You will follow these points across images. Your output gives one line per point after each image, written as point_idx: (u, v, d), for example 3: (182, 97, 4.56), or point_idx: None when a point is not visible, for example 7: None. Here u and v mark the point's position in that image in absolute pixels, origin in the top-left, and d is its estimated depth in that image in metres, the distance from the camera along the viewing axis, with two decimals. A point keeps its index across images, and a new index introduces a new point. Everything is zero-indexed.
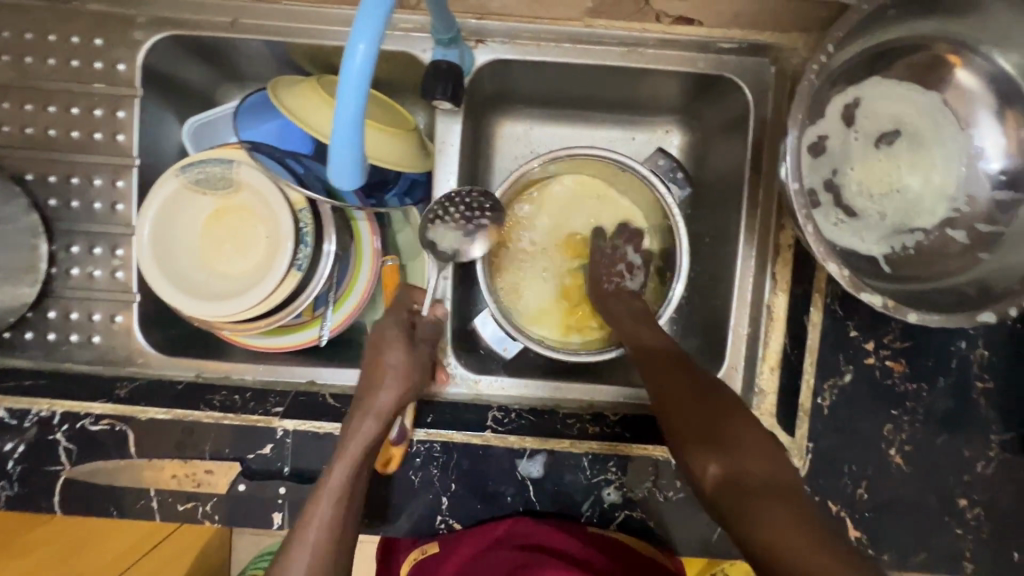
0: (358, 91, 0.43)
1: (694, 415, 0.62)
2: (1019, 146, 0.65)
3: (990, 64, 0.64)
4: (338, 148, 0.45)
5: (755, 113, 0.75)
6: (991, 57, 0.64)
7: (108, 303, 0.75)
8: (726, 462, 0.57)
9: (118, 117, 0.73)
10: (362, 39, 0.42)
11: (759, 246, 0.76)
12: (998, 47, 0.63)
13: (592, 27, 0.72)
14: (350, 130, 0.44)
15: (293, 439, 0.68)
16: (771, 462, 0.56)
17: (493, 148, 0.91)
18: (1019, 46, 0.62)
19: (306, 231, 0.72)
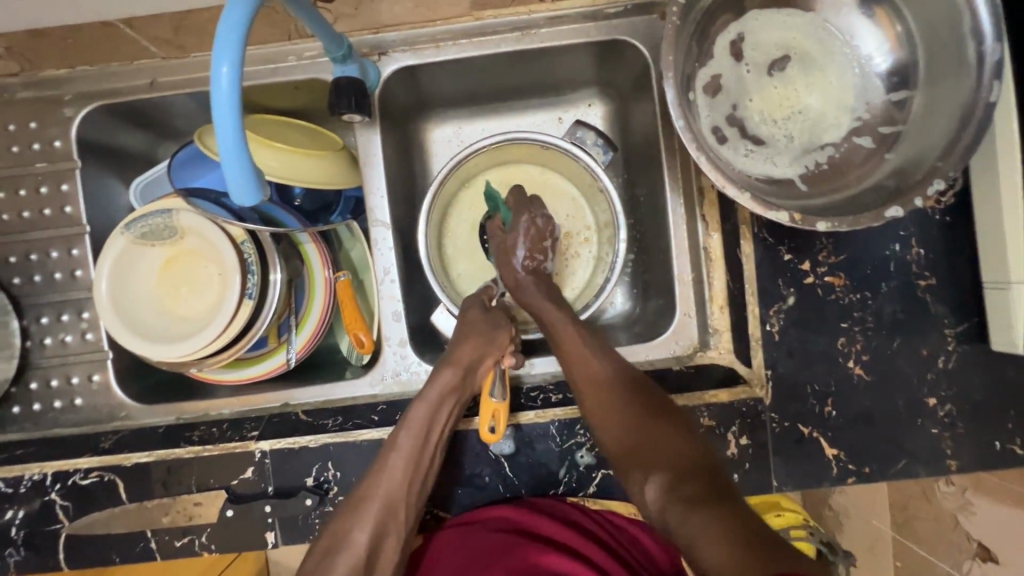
0: (230, 106, 0.47)
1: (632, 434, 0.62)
2: (900, 41, 0.66)
3: None
4: (228, 160, 0.48)
5: (655, 67, 0.78)
6: None
7: (83, 365, 0.79)
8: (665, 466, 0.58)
9: (62, 190, 0.78)
10: (226, 58, 0.46)
11: (685, 194, 0.79)
12: None
13: (482, 19, 0.77)
14: (233, 142, 0.48)
15: (272, 458, 0.71)
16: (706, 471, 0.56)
17: (426, 155, 0.93)
18: None
19: (251, 261, 0.75)
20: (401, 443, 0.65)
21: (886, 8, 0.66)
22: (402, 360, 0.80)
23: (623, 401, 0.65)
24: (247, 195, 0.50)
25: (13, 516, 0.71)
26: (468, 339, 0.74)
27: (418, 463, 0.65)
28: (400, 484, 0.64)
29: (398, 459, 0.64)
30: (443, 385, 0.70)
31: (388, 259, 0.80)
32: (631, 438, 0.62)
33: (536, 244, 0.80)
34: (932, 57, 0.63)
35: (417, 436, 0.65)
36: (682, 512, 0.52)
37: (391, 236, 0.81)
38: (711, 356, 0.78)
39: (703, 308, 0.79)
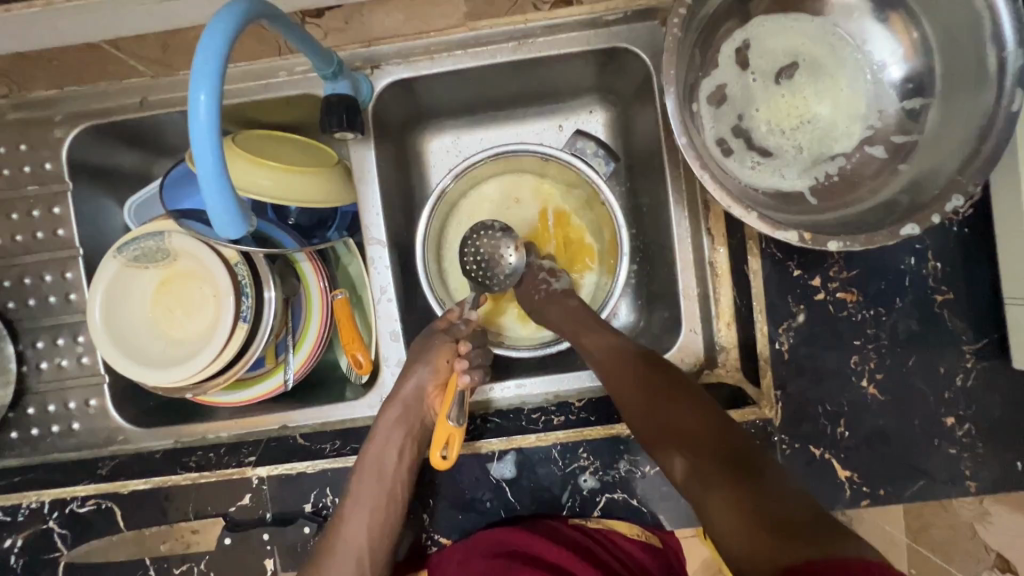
0: (208, 137, 0.45)
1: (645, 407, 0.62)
2: (915, 46, 0.63)
3: None
4: (207, 190, 0.46)
5: (656, 76, 0.75)
6: None
7: (81, 389, 0.78)
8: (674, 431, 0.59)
9: (55, 213, 0.77)
10: (203, 88, 0.44)
11: (690, 205, 0.76)
12: None
13: (477, 30, 0.74)
14: (213, 172, 0.46)
15: (270, 485, 0.70)
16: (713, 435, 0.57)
17: (424, 167, 0.91)
18: None
19: (245, 284, 0.74)
20: (358, 494, 0.66)
21: (900, 10, 0.63)
22: None
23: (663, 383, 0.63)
24: (229, 225, 0.48)
25: (12, 544, 0.70)
26: (410, 369, 0.70)
27: (379, 510, 0.65)
28: (363, 533, 0.65)
29: (358, 507, 0.65)
30: (388, 425, 0.68)
31: (384, 277, 0.78)
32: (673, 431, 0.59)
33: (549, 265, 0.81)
34: (950, 63, 0.60)
35: (371, 483, 0.66)
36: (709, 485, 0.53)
37: (387, 254, 0.78)
38: (717, 374, 0.74)
39: (709, 324, 0.76)
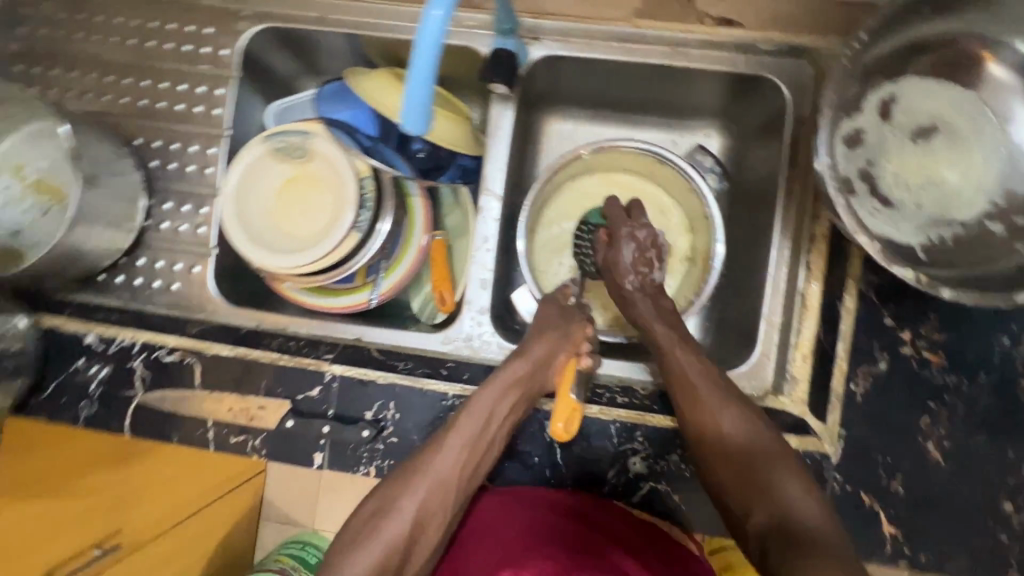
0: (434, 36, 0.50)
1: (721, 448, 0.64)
2: None
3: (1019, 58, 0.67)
4: (415, 71, 0.51)
5: (793, 110, 0.78)
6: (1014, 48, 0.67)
7: (189, 255, 0.84)
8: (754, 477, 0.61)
9: (216, 93, 0.84)
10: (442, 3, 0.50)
11: (794, 237, 0.78)
12: (1017, 37, 0.67)
13: (639, 27, 0.79)
14: (426, 58, 0.51)
15: (340, 383, 0.74)
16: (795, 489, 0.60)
17: (540, 144, 0.96)
18: None
19: (368, 198, 0.79)
20: (462, 427, 0.65)
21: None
22: (477, 327, 0.81)
23: (729, 410, 0.65)
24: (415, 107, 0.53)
25: (97, 372, 0.76)
26: (545, 334, 0.72)
27: (474, 451, 0.65)
28: (455, 468, 0.63)
29: (458, 442, 0.64)
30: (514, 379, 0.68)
31: (489, 227, 0.82)
32: (736, 463, 0.62)
33: (642, 255, 0.79)
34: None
35: (480, 423, 0.65)
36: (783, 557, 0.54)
37: (498, 207, 0.82)
38: (780, 401, 0.74)
39: (785, 353, 0.75)
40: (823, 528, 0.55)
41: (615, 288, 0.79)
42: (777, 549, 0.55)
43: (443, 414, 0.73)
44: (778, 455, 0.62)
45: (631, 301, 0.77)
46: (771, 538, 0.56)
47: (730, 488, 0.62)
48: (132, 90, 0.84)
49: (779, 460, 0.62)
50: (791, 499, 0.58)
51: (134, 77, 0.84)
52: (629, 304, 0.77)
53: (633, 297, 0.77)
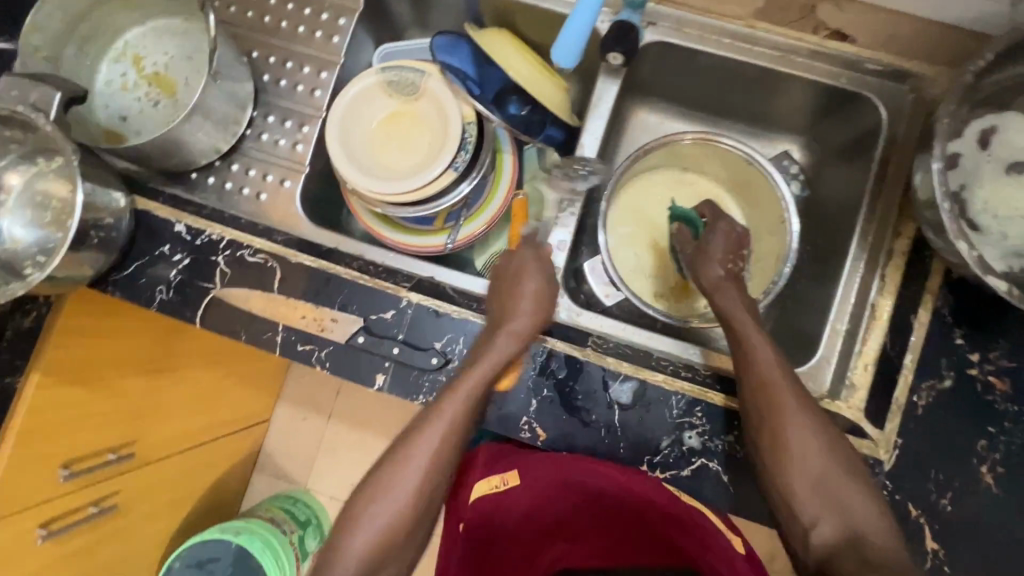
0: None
1: (796, 459, 0.64)
2: None
3: None
4: (570, 29, 0.73)
5: (888, 130, 0.81)
6: None
7: (281, 169, 0.86)
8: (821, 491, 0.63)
9: (338, 23, 0.88)
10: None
11: (871, 251, 0.80)
12: None
13: (754, 28, 0.82)
14: (583, 22, 0.72)
15: (414, 310, 0.75)
16: (863, 507, 0.62)
17: (626, 131, 1.00)
18: None
19: (469, 141, 0.81)
20: (450, 398, 0.66)
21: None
22: (548, 285, 0.83)
23: (814, 423, 0.65)
24: (569, 37, 0.73)
25: (180, 260, 0.78)
26: (521, 305, 0.72)
27: (461, 422, 0.66)
28: (443, 438, 0.66)
29: (449, 412, 0.66)
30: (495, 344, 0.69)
31: (575, 191, 0.84)
32: (813, 478, 0.64)
33: (734, 250, 0.80)
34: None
35: (464, 397, 0.66)
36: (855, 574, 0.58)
37: (587, 174, 0.85)
38: (838, 405, 0.74)
39: (847, 358, 0.77)
40: (891, 550, 0.60)
41: (703, 276, 0.78)
42: (850, 567, 0.59)
43: (511, 357, 0.74)
44: (847, 470, 0.64)
45: (720, 292, 0.76)
46: (839, 555, 0.60)
47: (801, 499, 0.64)
48: (259, 6, 0.88)
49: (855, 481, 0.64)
50: (863, 524, 0.62)
51: None
52: (718, 294, 0.76)
53: (724, 287, 0.76)
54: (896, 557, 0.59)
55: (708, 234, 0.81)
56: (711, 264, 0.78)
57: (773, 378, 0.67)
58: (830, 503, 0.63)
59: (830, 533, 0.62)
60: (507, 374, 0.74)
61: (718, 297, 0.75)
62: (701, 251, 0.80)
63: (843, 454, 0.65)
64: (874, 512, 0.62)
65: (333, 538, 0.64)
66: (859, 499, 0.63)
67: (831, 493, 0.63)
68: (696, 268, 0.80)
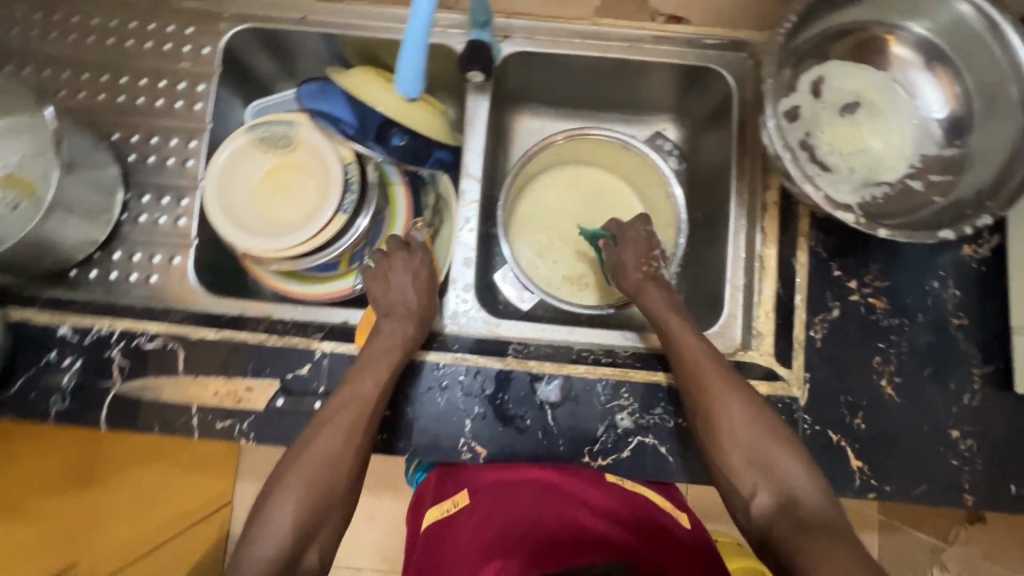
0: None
1: (730, 435, 0.67)
2: (957, 99, 0.77)
3: (919, 39, 0.78)
4: (413, 24, 0.59)
5: (738, 96, 0.88)
6: (911, 32, 0.78)
7: (168, 247, 0.83)
8: (758, 464, 0.66)
9: (197, 90, 0.86)
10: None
11: (748, 206, 0.86)
12: (914, 20, 0.77)
13: (599, 26, 0.88)
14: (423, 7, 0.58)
15: (330, 360, 0.74)
16: (797, 472, 0.65)
17: (512, 139, 1.03)
18: (930, 15, 0.75)
19: (353, 182, 0.81)
20: (367, 366, 0.70)
21: (946, 66, 0.77)
22: (462, 303, 0.84)
23: (741, 397, 0.69)
24: (417, 36, 0.60)
25: (71, 364, 0.73)
26: (400, 274, 0.77)
27: (375, 394, 0.69)
28: (364, 404, 0.68)
29: (365, 386, 0.69)
30: (395, 324, 0.73)
31: (470, 208, 0.86)
32: (745, 448, 0.67)
33: (647, 253, 0.83)
34: (988, 125, 0.73)
35: (377, 368, 0.70)
36: (789, 536, 0.60)
37: (478, 189, 0.87)
38: (751, 355, 0.79)
39: (750, 310, 0.82)
40: (823, 510, 0.62)
41: (626, 284, 0.82)
42: (784, 530, 0.61)
43: (437, 383, 0.75)
44: (779, 439, 0.67)
45: (645, 295, 0.80)
46: (776, 520, 0.62)
47: (739, 474, 0.67)
48: (110, 88, 0.85)
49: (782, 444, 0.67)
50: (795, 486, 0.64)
51: (112, 75, 0.85)
52: (643, 297, 0.80)
53: (646, 289, 0.80)
54: (830, 516, 0.61)
55: (620, 244, 0.84)
56: (630, 272, 0.82)
57: (701, 365, 0.71)
58: (767, 472, 0.66)
59: (767, 502, 0.64)
60: (436, 400, 0.74)
61: (644, 302, 0.79)
62: (619, 260, 0.84)
63: (774, 423, 0.68)
64: (806, 475, 0.65)
65: (256, 522, 0.62)
66: (791, 464, 0.65)
67: (767, 464, 0.66)
68: (618, 279, 0.84)
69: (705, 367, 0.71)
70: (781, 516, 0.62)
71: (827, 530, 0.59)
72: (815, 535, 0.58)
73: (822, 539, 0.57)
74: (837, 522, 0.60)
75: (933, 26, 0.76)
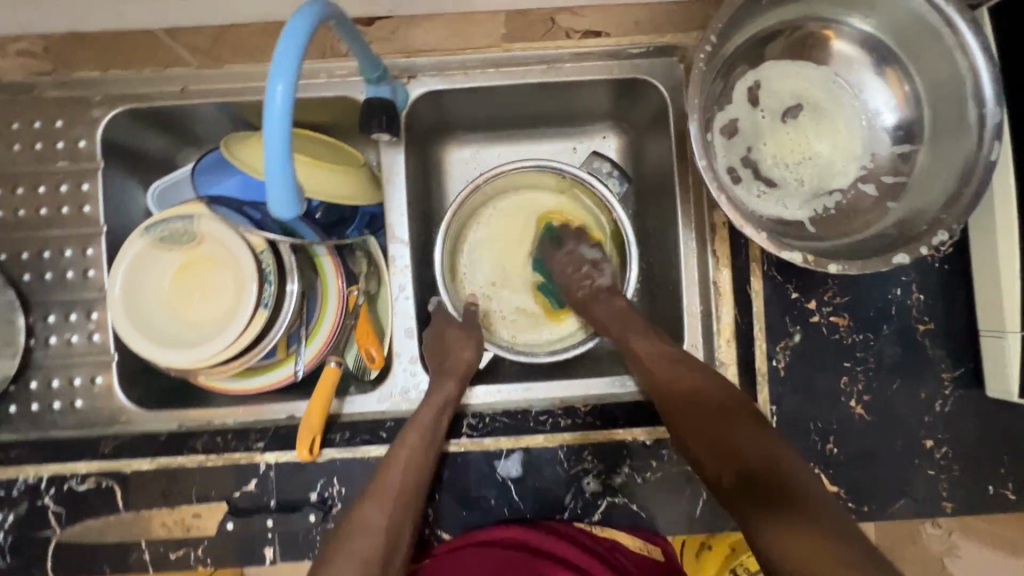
0: (292, 48, 0.48)
1: (692, 416, 0.62)
2: (908, 100, 0.70)
3: (857, 31, 0.71)
4: (270, 134, 0.49)
5: (674, 106, 0.81)
6: (855, 25, 0.71)
7: (87, 367, 0.77)
8: (719, 443, 0.59)
9: (82, 189, 0.78)
10: (307, 16, 0.50)
11: (697, 229, 0.80)
12: (855, 11, 0.70)
13: (511, 51, 0.79)
14: (280, 115, 0.48)
15: (277, 471, 0.70)
16: (770, 449, 0.56)
17: (443, 175, 0.95)
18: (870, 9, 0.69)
19: (269, 271, 0.75)
20: (407, 435, 0.67)
21: (895, 67, 0.70)
22: (410, 377, 0.80)
23: (698, 380, 0.65)
24: (278, 147, 0.49)
25: (4, 519, 0.69)
26: (452, 338, 0.77)
27: (421, 455, 0.66)
28: (403, 472, 0.64)
29: (400, 454, 0.66)
30: (440, 387, 0.73)
31: (404, 276, 0.80)
32: (704, 428, 0.61)
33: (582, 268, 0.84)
34: (940, 122, 0.67)
35: (426, 425, 0.68)
36: (759, 518, 0.52)
37: (408, 253, 0.81)
38: None
39: (710, 339, 0.77)
40: (797, 485, 0.53)
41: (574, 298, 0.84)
42: (747, 508, 0.53)
43: None
44: (745, 414, 0.60)
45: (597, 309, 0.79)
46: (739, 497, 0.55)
47: (705, 457, 0.60)
48: None
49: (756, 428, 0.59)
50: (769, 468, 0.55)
51: None
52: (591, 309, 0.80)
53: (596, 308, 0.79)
54: (811, 497, 0.52)
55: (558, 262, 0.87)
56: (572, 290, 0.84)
57: (665, 362, 0.68)
58: (731, 450, 0.58)
59: (732, 480, 0.56)
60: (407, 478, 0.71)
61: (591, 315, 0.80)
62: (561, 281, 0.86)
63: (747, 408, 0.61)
64: (778, 453, 0.56)
65: None
66: (758, 441, 0.57)
67: (732, 441, 0.58)
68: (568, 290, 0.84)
69: (667, 364, 0.68)
70: (747, 496, 0.54)
71: (797, 508, 0.50)
72: (782, 514, 0.50)
73: (789, 520, 0.49)
74: (823, 504, 0.51)
75: (877, 23, 0.69)
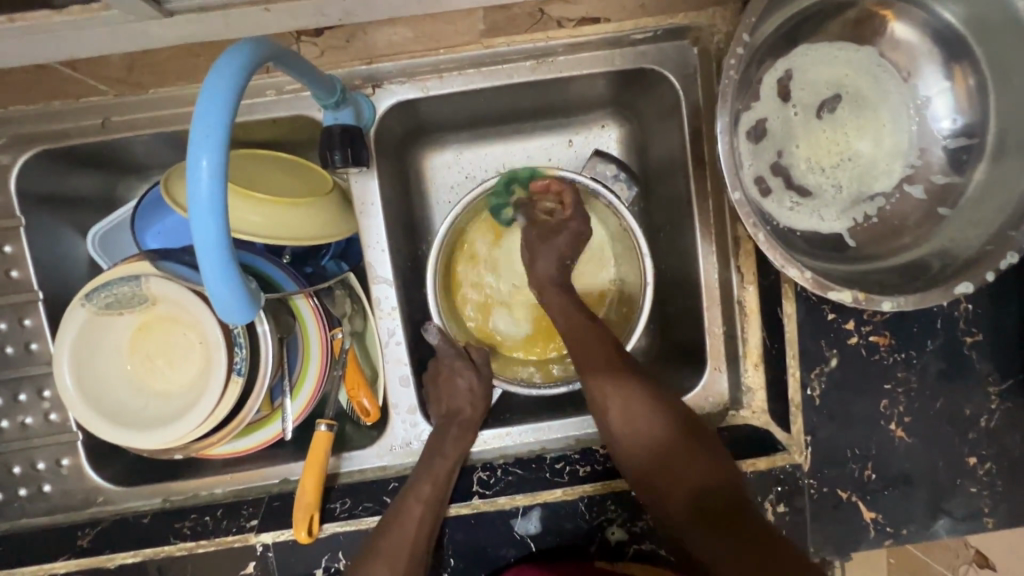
0: (217, 111, 0.37)
1: (641, 440, 0.63)
2: (970, 100, 0.59)
3: (934, 17, 0.59)
4: (199, 227, 0.37)
5: (686, 101, 0.69)
6: (933, 10, 0.59)
7: (50, 449, 0.70)
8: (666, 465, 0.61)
9: (5, 252, 0.68)
10: (230, 68, 0.38)
11: (718, 241, 0.72)
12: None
13: (492, 48, 0.66)
14: (209, 202, 0.37)
15: (275, 552, 0.64)
16: (715, 470, 0.60)
17: (425, 187, 0.82)
18: None
19: (238, 334, 0.66)
20: (418, 488, 0.65)
21: (966, 63, 0.59)
22: (411, 427, 0.74)
23: (643, 405, 0.65)
24: (212, 245, 0.38)
25: None
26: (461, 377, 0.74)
27: (435, 512, 0.64)
28: (414, 529, 0.62)
29: (410, 510, 0.63)
30: (453, 437, 0.71)
31: (392, 320, 0.72)
32: (650, 450, 0.62)
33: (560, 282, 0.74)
34: (1009, 119, 0.57)
35: (439, 478, 0.67)
36: (708, 539, 0.55)
37: (394, 293, 0.72)
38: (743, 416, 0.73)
39: (735, 365, 0.74)
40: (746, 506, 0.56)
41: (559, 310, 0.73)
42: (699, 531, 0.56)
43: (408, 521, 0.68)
44: (684, 434, 0.63)
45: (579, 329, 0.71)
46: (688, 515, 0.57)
47: (647, 475, 0.62)
48: None
49: (693, 435, 0.63)
50: (711, 475, 0.59)
51: None
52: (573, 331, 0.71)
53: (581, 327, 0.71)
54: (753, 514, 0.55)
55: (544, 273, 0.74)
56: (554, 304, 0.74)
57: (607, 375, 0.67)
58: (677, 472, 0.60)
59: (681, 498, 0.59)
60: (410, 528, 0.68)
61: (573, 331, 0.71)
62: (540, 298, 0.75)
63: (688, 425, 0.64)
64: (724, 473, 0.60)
65: None
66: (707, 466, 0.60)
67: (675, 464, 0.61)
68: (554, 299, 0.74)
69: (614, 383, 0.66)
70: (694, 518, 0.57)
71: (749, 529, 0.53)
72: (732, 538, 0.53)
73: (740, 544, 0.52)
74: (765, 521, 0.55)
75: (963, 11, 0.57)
